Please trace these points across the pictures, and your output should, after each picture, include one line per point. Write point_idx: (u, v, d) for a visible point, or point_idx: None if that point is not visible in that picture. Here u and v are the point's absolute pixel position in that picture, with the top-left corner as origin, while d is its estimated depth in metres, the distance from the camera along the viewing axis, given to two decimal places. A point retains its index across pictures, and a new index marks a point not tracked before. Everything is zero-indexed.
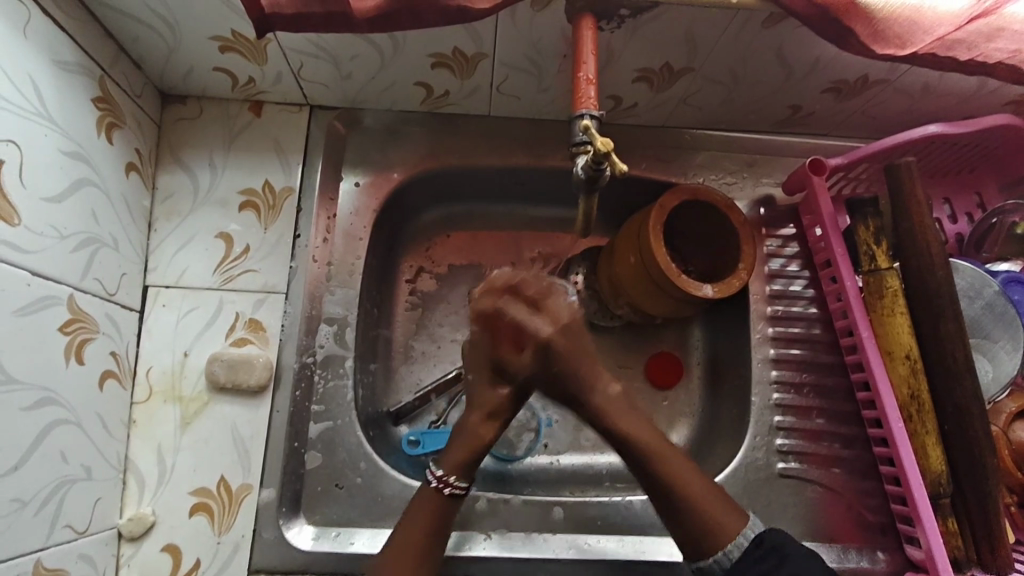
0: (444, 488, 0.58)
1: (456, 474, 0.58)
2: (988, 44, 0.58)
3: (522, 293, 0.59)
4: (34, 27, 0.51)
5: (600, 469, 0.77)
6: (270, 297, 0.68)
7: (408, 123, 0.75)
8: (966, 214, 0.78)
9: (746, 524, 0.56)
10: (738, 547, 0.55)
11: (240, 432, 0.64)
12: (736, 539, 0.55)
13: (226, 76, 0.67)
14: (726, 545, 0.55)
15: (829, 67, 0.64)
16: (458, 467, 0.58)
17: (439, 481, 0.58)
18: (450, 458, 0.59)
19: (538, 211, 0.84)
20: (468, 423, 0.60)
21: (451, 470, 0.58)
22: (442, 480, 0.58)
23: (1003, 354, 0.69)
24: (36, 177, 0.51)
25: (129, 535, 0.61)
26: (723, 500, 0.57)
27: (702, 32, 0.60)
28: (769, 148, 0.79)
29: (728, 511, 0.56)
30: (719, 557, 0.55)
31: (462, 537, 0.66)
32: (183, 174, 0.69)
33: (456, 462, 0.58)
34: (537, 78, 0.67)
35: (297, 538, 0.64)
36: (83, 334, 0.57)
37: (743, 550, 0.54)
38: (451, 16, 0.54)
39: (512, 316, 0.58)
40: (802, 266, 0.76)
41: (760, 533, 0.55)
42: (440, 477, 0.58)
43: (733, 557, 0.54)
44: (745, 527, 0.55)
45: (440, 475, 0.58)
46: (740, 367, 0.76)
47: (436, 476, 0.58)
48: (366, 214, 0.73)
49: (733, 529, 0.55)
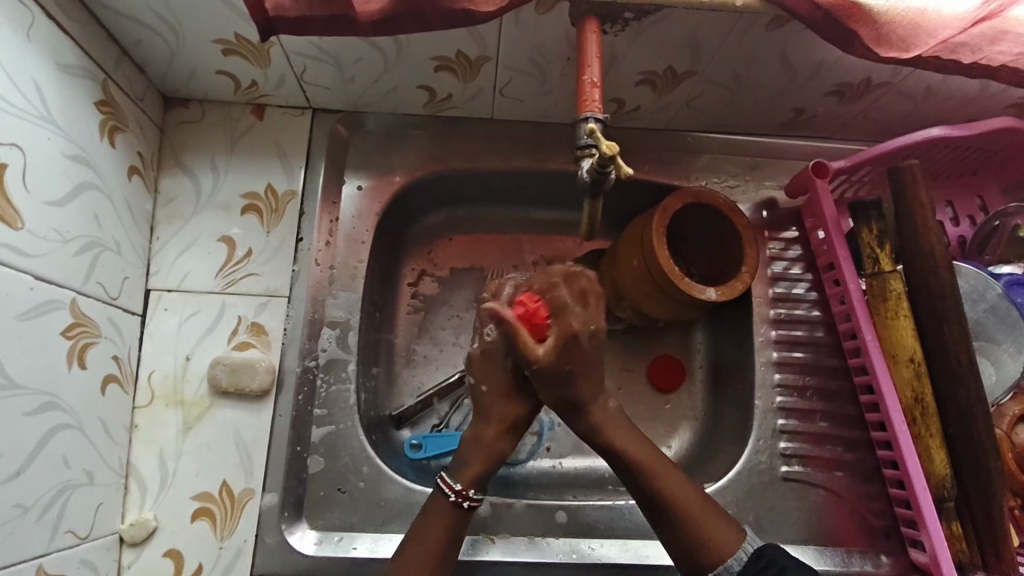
0: (462, 502, 0.57)
1: (475, 486, 0.58)
2: (992, 47, 0.58)
3: (569, 284, 0.57)
4: (38, 30, 0.50)
5: (603, 473, 0.77)
6: (273, 301, 0.68)
7: (410, 126, 0.75)
8: (968, 217, 0.79)
9: (744, 540, 0.55)
10: (739, 560, 0.54)
11: (243, 437, 0.64)
12: (735, 555, 0.54)
13: (229, 79, 0.67)
14: (726, 561, 0.54)
15: (832, 70, 0.64)
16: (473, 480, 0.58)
17: (457, 495, 0.57)
18: (467, 471, 0.58)
19: (540, 214, 0.84)
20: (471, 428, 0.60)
21: (469, 483, 0.58)
22: (461, 494, 0.57)
23: (1007, 357, 0.69)
24: (38, 180, 0.51)
25: (130, 540, 0.61)
26: (719, 518, 0.56)
27: (706, 36, 0.60)
28: (771, 151, 0.79)
29: (726, 530, 0.55)
30: (721, 570, 0.54)
31: (472, 542, 0.66)
32: (185, 178, 0.69)
33: (473, 475, 0.58)
34: (540, 82, 0.67)
35: (300, 543, 0.63)
36: (85, 338, 0.56)
37: (744, 562, 0.54)
38: (456, 19, 0.54)
39: (554, 296, 0.56)
40: (805, 270, 0.77)
41: (760, 547, 0.55)
42: (459, 491, 0.57)
43: (735, 569, 0.54)
44: (743, 544, 0.55)
45: (459, 489, 0.57)
46: (743, 371, 0.76)
47: (456, 492, 0.57)
48: (369, 218, 0.73)
49: (732, 544, 0.55)
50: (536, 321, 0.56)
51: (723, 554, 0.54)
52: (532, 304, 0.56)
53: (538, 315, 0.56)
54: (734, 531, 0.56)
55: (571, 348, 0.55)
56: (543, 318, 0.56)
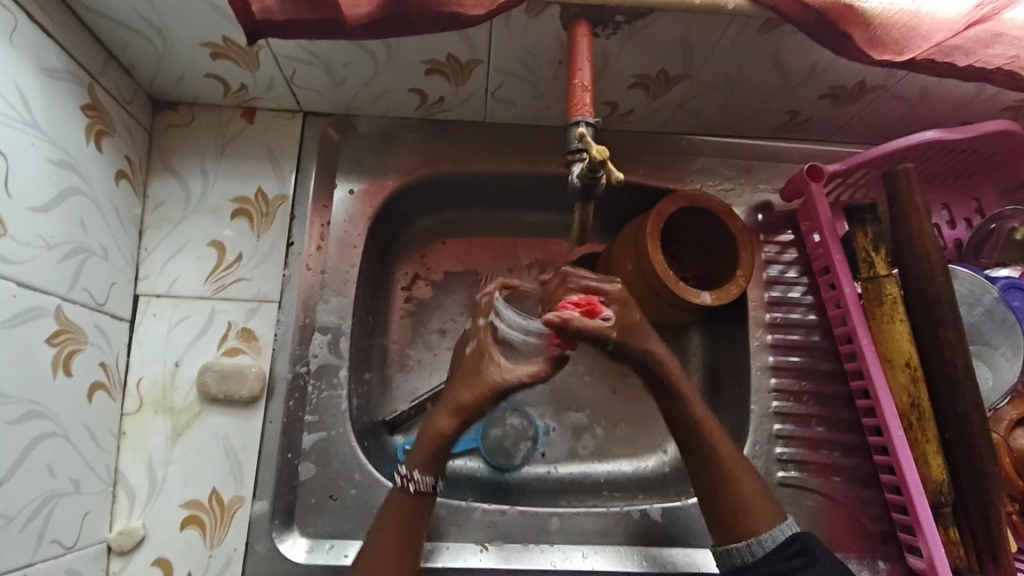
0: (408, 485, 0.57)
1: (421, 471, 0.58)
2: (987, 49, 0.57)
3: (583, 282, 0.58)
4: (21, 34, 0.50)
5: (598, 478, 0.76)
6: (262, 306, 0.67)
7: (402, 129, 0.74)
8: (965, 220, 0.78)
9: (781, 522, 0.55)
10: (772, 539, 0.54)
11: (232, 443, 0.63)
12: (769, 532, 0.55)
13: (217, 83, 0.66)
14: (761, 534, 0.55)
15: (826, 73, 0.64)
16: (425, 463, 0.58)
17: (403, 479, 0.58)
18: (417, 459, 0.58)
19: (534, 218, 0.84)
20: (462, 432, 0.59)
21: (415, 466, 0.58)
22: (406, 477, 0.58)
23: (1004, 361, 0.68)
24: (25, 186, 0.50)
25: (118, 549, 0.60)
26: (766, 497, 0.57)
27: (698, 39, 0.59)
28: (766, 154, 0.78)
29: (767, 507, 0.56)
30: (752, 542, 0.55)
31: (430, 549, 0.65)
32: (174, 182, 0.68)
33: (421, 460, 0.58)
34: (531, 85, 0.67)
35: (291, 551, 0.63)
36: (70, 345, 0.56)
37: (777, 542, 0.54)
38: (444, 23, 0.53)
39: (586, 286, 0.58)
40: (801, 273, 0.76)
41: (797, 532, 0.55)
42: (404, 474, 0.58)
43: (767, 546, 0.54)
44: (781, 523, 0.55)
45: (404, 472, 0.58)
46: (739, 376, 0.75)
47: (401, 474, 0.58)
48: (360, 222, 0.72)
49: (767, 522, 0.55)
50: (590, 308, 0.56)
51: (760, 526, 0.55)
52: (584, 303, 0.56)
53: (587, 304, 0.56)
54: (772, 512, 0.56)
55: (629, 304, 0.58)
56: (592, 301, 0.57)
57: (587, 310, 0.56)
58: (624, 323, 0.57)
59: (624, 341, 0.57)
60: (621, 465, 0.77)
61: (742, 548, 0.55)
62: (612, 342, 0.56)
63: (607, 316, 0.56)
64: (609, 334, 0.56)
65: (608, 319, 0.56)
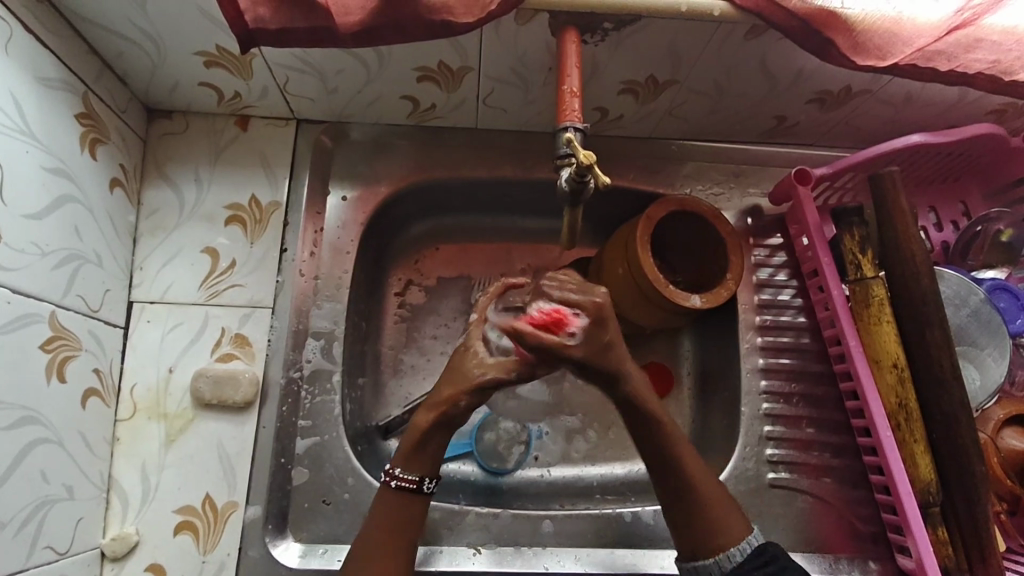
0: (390, 481, 0.58)
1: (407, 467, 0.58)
2: (967, 55, 0.58)
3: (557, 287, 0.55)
4: (16, 43, 0.50)
5: (590, 482, 0.77)
6: (256, 312, 0.67)
7: (396, 136, 0.75)
8: (951, 222, 0.79)
9: (749, 533, 0.57)
10: (741, 551, 0.55)
11: (226, 449, 0.64)
12: (739, 544, 0.55)
13: (212, 91, 0.67)
14: (728, 548, 0.55)
15: (811, 79, 0.65)
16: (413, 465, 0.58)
17: (387, 476, 0.58)
18: None
19: (526, 223, 0.84)
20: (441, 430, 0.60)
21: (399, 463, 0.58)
22: (388, 474, 0.58)
23: (991, 361, 0.69)
24: (18, 192, 0.51)
25: (112, 555, 0.60)
26: (729, 503, 0.58)
27: (685, 46, 0.60)
28: (755, 159, 0.79)
29: (734, 516, 0.57)
30: (720, 557, 0.55)
31: (426, 553, 0.65)
32: (169, 189, 0.69)
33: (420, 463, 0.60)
34: (523, 91, 0.67)
35: (284, 556, 0.63)
36: (65, 352, 0.56)
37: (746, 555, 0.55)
38: (435, 31, 0.54)
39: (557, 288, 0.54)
40: (790, 276, 0.77)
41: (764, 543, 0.56)
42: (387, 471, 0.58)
43: (737, 560, 0.55)
44: (747, 535, 0.56)
45: (388, 470, 0.59)
46: (729, 378, 0.76)
47: (386, 471, 0.58)
48: (354, 227, 0.73)
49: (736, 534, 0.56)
50: (555, 321, 0.53)
51: (729, 541, 0.56)
52: (550, 313, 0.53)
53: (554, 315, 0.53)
54: (740, 523, 0.57)
55: (601, 322, 0.54)
56: (561, 314, 0.53)
57: (553, 322, 0.53)
58: (593, 343, 0.54)
59: (589, 360, 0.54)
60: (614, 467, 0.78)
61: (709, 564, 0.55)
62: (574, 360, 0.54)
63: (572, 332, 0.53)
64: (568, 353, 0.53)
65: (570, 339, 0.53)
